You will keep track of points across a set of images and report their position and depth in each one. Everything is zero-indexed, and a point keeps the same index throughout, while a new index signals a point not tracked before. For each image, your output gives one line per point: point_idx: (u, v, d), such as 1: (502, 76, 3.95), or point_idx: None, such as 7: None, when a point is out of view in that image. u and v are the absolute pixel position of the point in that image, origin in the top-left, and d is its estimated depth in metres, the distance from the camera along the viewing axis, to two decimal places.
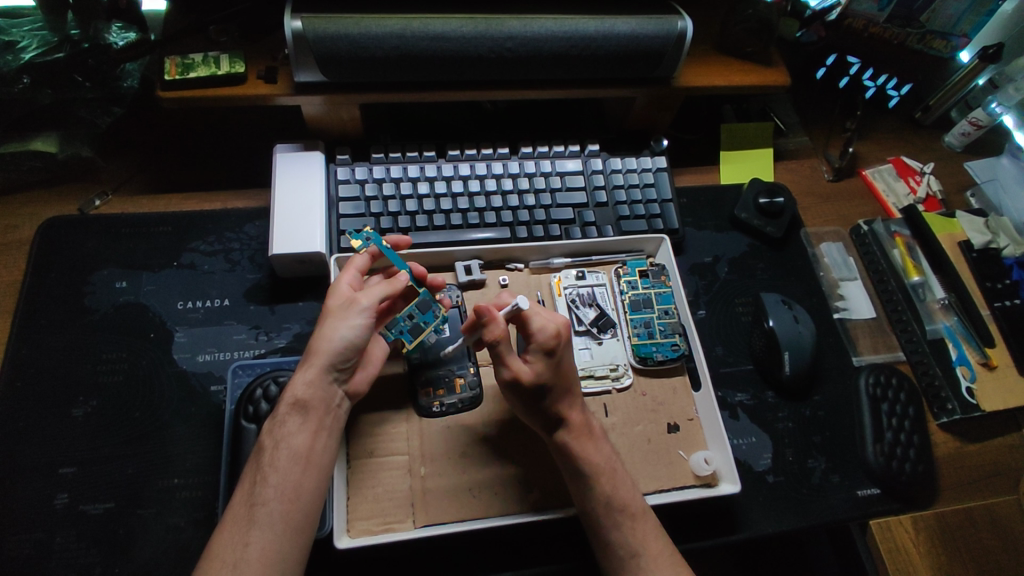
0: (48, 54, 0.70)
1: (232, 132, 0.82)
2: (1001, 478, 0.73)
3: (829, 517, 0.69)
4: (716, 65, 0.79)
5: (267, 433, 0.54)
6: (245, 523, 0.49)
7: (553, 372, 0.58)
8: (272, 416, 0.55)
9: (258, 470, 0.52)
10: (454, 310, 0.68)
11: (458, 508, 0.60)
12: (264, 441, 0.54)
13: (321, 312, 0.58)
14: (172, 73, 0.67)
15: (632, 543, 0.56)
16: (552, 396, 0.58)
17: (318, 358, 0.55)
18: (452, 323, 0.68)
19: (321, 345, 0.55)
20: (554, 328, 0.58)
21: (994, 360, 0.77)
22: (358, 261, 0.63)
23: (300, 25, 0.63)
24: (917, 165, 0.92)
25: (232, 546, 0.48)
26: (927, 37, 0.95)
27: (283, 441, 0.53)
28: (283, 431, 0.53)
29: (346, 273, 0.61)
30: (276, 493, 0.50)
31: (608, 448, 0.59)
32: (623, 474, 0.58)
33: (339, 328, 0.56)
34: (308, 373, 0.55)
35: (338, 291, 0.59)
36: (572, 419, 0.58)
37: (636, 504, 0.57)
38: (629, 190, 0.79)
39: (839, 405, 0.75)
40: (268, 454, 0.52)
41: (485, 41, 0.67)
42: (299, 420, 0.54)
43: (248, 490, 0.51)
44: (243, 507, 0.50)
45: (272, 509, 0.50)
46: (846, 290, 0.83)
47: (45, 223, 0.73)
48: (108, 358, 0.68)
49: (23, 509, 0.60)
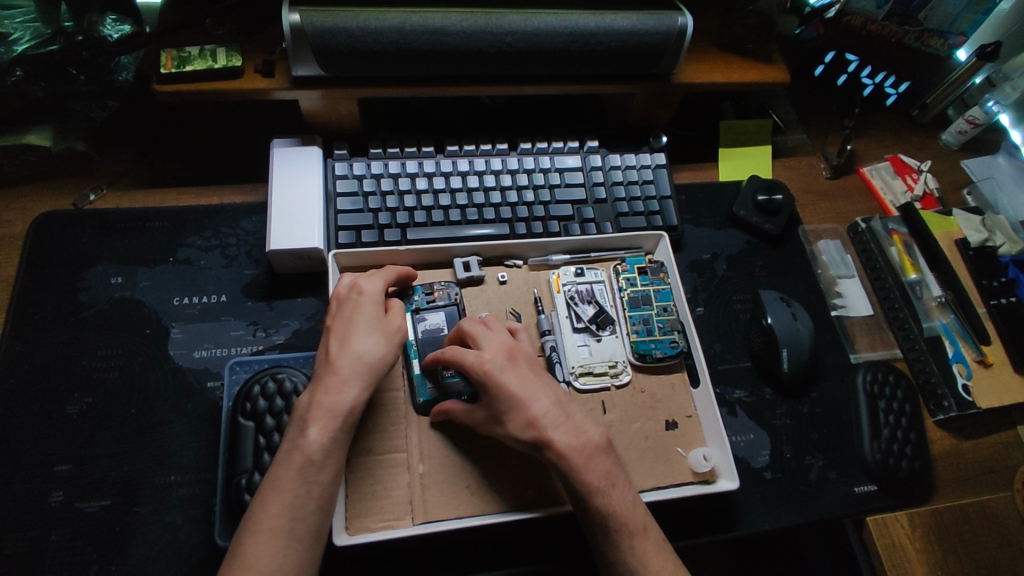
0: (41, 46, 0.68)
1: (229, 127, 0.82)
2: (996, 474, 0.74)
3: (826, 513, 0.69)
4: (716, 61, 0.79)
5: (314, 444, 0.51)
6: (284, 536, 0.48)
7: (490, 398, 0.56)
8: (321, 427, 0.52)
9: (303, 482, 0.50)
10: (452, 308, 0.68)
11: (455, 505, 0.60)
12: (312, 454, 0.51)
13: (371, 323, 0.57)
14: (168, 66, 0.66)
15: (631, 561, 0.53)
16: (512, 418, 0.55)
17: (371, 376, 0.55)
18: (449, 321, 0.67)
19: (379, 364, 0.56)
20: (478, 368, 0.56)
21: (989, 358, 0.77)
22: (389, 272, 0.63)
23: (298, 18, 0.62)
24: (914, 162, 0.92)
25: (270, 558, 0.47)
26: (926, 34, 0.96)
27: (332, 457, 0.52)
28: (334, 446, 0.52)
29: (372, 278, 0.61)
30: (318, 506, 0.50)
31: (609, 462, 0.56)
32: (624, 490, 0.56)
33: (396, 351, 0.58)
34: (364, 390, 0.55)
35: (375, 304, 0.59)
36: (565, 439, 0.55)
37: (645, 518, 0.55)
38: (628, 186, 0.79)
39: (836, 402, 0.76)
40: (316, 467, 0.51)
41: (485, 36, 0.67)
42: (347, 436, 0.53)
43: (291, 501, 0.50)
44: (280, 518, 0.49)
45: (311, 522, 0.50)
46: (843, 288, 0.83)
47: (40, 218, 0.72)
48: (104, 354, 0.67)
49: (18, 507, 0.60)
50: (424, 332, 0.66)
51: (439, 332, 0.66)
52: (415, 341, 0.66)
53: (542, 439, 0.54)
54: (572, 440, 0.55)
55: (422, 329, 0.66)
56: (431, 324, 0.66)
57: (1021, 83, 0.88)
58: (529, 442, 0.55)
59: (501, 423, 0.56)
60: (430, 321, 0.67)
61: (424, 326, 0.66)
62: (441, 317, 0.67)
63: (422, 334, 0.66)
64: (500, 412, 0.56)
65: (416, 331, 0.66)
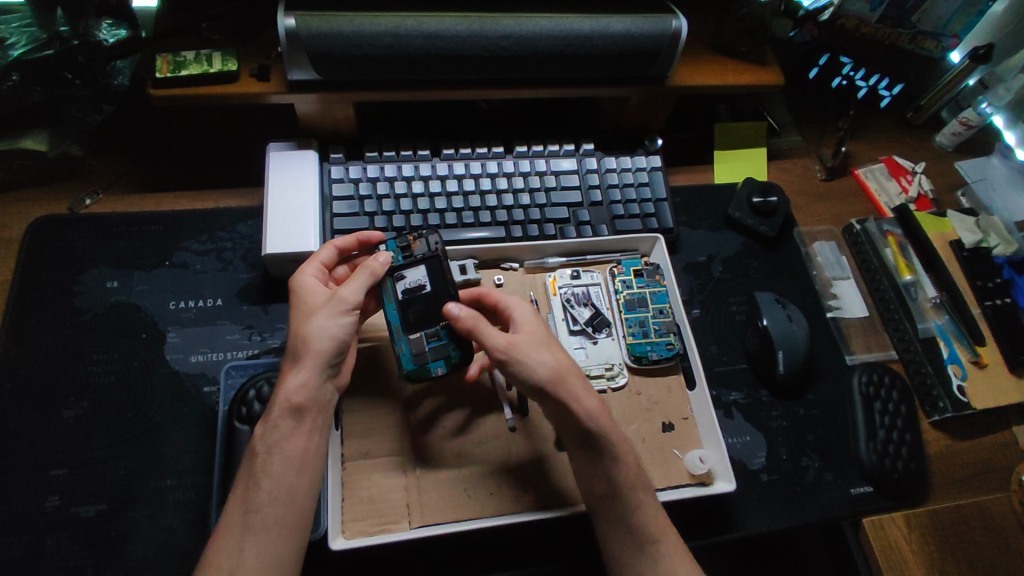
0: (36, 50, 0.69)
1: (225, 131, 0.82)
2: (992, 474, 0.74)
3: (823, 514, 0.69)
4: (710, 64, 0.79)
5: (259, 439, 0.53)
6: (240, 531, 0.49)
7: (532, 335, 0.58)
8: (263, 421, 0.54)
9: (252, 476, 0.52)
10: (432, 260, 0.64)
11: (453, 508, 0.59)
12: (256, 448, 0.53)
13: (301, 311, 0.57)
14: (164, 71, 0.67)
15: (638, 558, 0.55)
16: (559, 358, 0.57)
17: (310, 357, 0.55)
18: (431, 275, 0.63)
19: (313, 344, 0.55)
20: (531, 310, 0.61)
21: (984, 359, 0.77)
22: (321, 255, 0.63)
23: (293, 23, 0.62)
24: (908, 164, 0.92)
25: (228, 553, 0.48)
26: (919, 37, 0.97)
27: (276, 446, 0.52)
28: (276, 436, 0.53)
29: (309, 268, 0.62)
30: (270, 498, 0.50)
31: (622, 452, 0.56)
32: (642, 485, 0.57)
33: (328, 325, 0.56)
34: (302, 374, 0.54)
35: (309, 289, 0.59)
36: (591, 401, 0.55)
37: (639, 520, 0.56)
38: (623, 189, 0.79)
39: (832, 403, 0.76)
40: (261, 460, 0.52)
41: (479, 40, 0.67)
42: (293, 423, 0.53)
43: (242, 496, 0.51)
44: (237, 513, 0.50)
45: (265, 515, 0.50)
46: (838, 289, 0.83)
47: (36, 222, 0.72)
48: (100, 358, 0.67)
49: (13, 512, 0.60)
50: (405, 292, 0.63)
51: (420, 289, 0.63)
52: (396, 302, 0.63)
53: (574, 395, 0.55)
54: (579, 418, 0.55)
55: (402, 288, 0.63)
56: (411, 282, 0.63)
57: (1014, 84, 0.89)
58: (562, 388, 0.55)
59: (539, 350, 0.56)
60: (410, 278, 0.63)
61: (403, 285, 0.63)
62: (421, 273, 0.64)
63: (402, 295, 0.63)
64: (543, 345, 0.57)
65: (396, 289, 0.63)
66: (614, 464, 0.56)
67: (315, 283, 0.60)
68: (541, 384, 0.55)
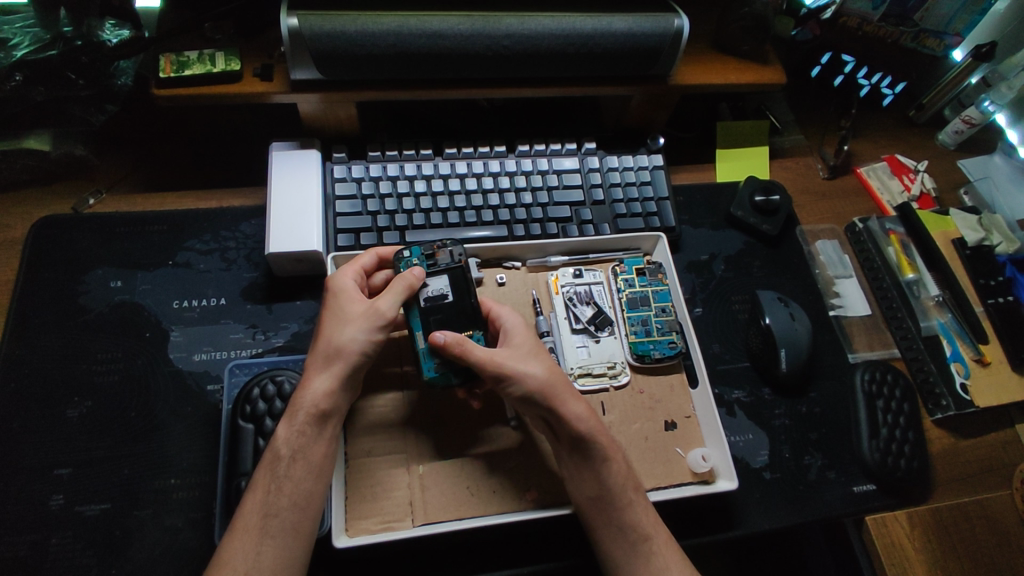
0: (41, 50, 0.69)
1: (227, 130, 0.82)
2: (995, 473, 0.74)
3: (826, 512, 0.69)
4: (712, 63, 0.79)
5: (281, 441, 0.53)
6: (257, 533, 0.50)
7: (522, 345, 0.59)
8: (287, 424, 0.53)
9: (273, 478, 0.52)
10: (456, 269, 0.63)
11: (456, 506, 0.60)
12: (280, 450, 0.53)
13: (336, 315, 0.57)
14: (167, 71, 0.67)
15: (633, 562, 0.55)
16: (549, 368, 0.58)
17: (340, 366, 0.55)
18: (454, 285, 0.62)
19: (343, 354, 0.55)
20: (521, 321, 0.62)
21: (987, 357, 0.77)
22: (363, 259, 0.63)
23: (295, 22, 0.62)
24: (910, 163, 0.92)
25: (244, 556, 0.49)
26: (921, 35, 0.96)
27: (300, 452, 0.52)
28: (300, 442, 0.53)
29: (350, 269, 0.61)
30: (290, 502, 0.51)
31: (625, 465, 0.58)
32: (638, 495, 0.58)
33: (363, 338, 0.56)
34: (329, 381, 0.55)
35: (347, 292, 0.59)
36: (578, 409, 0.57)
37: (643, 527, 0.56)
38: (626, 188, 0.79)
39: (835, 401, 0.76)
40: (284, 464, 0.52)
41: (483, 38, 0.67)
42: (318, 430, 0.53)
43: (262, 498, 0.51)
44: (255, 516, 0.50)
45: (284, 519, 0.50)
46: (841, 287, 0.83)
47: (39, 221, 0.72)
48: (104, 358, 0.67)
49: (18, 511, 0.60)
50: (427, 300, 0.61)
51: (443, 298, 0.62)
52: (419, 310, 0.61)
53: (560, 403, 0.56)
54: (570, 426, 0.56)
55: (425, 297, 0.61)
56: (434, 291, 0.62)
57: (1016, 83, 0.88)
58: (548, 400, 0.56)
59: (525, 361, 0.57)
60: (433, 287, 0.62)
61: (427, 294, 0.62)
62: (444, 282, 0.62)
63: (426, 303, 0.61)
64: (532, 355, 0.58)
65: (419, 298, 0.61)
66: (618, 472, 0.57)
67: (355, 287, 0.60)
68: (529, 395, 0.56)
